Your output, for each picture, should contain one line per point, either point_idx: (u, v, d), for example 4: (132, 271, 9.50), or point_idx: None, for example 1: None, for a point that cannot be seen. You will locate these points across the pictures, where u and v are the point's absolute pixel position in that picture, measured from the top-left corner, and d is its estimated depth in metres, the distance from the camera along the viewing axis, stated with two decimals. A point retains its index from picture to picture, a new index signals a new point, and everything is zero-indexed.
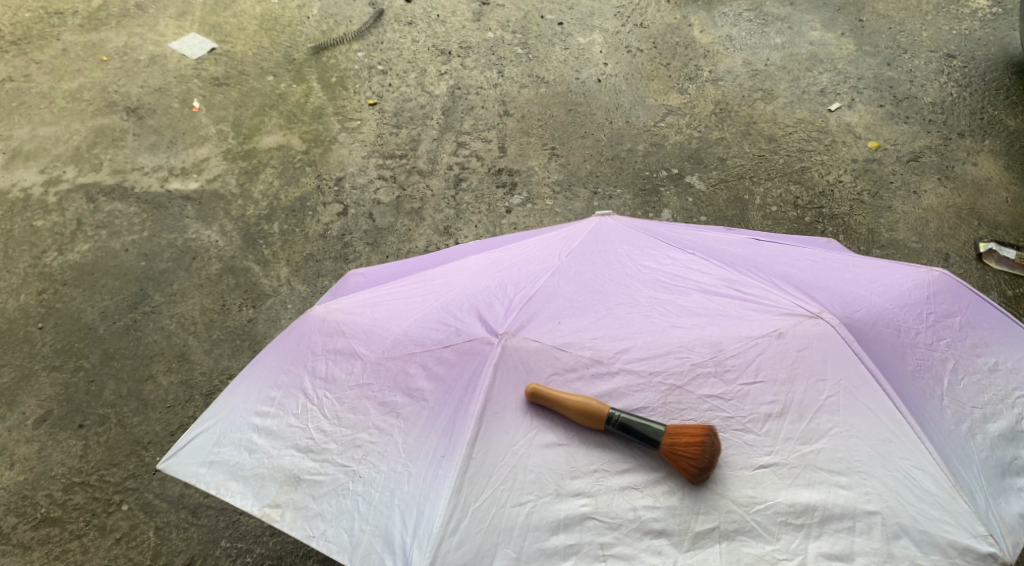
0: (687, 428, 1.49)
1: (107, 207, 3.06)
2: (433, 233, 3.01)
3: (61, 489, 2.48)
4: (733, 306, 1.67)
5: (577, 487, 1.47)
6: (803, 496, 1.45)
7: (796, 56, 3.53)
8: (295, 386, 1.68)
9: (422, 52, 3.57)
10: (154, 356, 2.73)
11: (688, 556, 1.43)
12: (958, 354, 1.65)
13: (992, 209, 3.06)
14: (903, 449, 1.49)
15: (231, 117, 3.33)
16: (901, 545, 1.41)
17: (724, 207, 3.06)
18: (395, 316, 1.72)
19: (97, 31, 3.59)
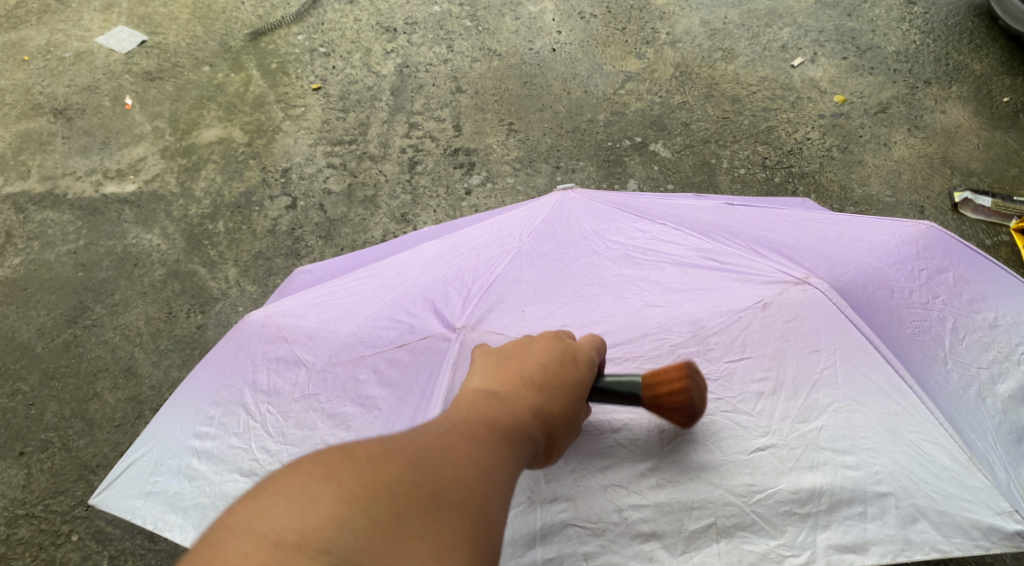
0: (664, 372, 1.36)
1: (38, 217, 2.85)
2: (389, 221, 2.84)
3: (4, 524, 2.31)
4: (711, 279, 1.54)
5: (554, 491, 1.33)
6: (808, 480, 1.33)
7: (755, 13, 3.39)
8: (235, 402, 1.51)
9: (365, 31, 3.37)
10: (98, 373, 2.54)
11: (683, 561, 1.29)
12: (955, 311, 1.54)
13: (965, 156, 2.96)
14: (912, 421, 1.37)
15: (166, 112, 3.11)
16: (918, 529, 1.30)
17: (691, 172, 2.93)
18: (342, 316, 1.56)
19: (16, 30, 3.35)
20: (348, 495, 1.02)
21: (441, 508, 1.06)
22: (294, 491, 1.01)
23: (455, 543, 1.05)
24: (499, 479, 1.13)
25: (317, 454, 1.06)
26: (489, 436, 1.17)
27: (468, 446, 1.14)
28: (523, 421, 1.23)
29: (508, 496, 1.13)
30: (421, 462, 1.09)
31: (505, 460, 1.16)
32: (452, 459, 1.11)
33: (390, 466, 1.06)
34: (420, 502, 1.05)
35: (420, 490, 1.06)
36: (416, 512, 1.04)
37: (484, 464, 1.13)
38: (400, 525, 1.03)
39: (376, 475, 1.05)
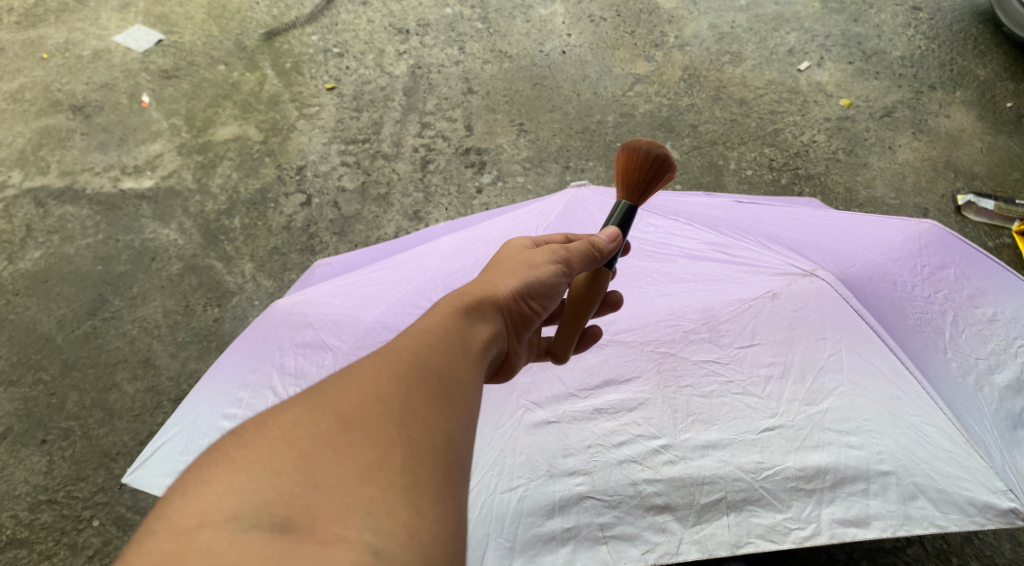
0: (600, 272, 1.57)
1: (58, 211, 2.91)
2: (402, 218, 2.91)
3: (27, 509, 2.37)
4: (724, 270, 1.68)
5: (571, 467, 1.61)
6: (813, 459, 1.56)
7: (762, 17, 3.45)
8: (264, 384, 1.63)
9: (378, 32, 3.43)
10: (117, 364, 2.60)
11: (694, 531, 1.58)
12: (956, 305, 1.63)
13: (968, 160, 3.02)
14: (913, 406, 1.54)
15: (183, 110, 3.18)
16: (917, 505, 1.52)
17: (698, 173, 2.99)
18: (367, 304, 1.66)
19: (35, 28, 3.41)
20: (247, 465, 1.16)
21: (349, 434, 1.20)
22: (193, 486, 1.14)
23: (376, 454, 1.19)
24: (402, 385, 1.26)
25: (210, 446, 1.19)
26: (386, 355, 1.30)
27: (364, 373, 1.26)
28: (431, 323, 1.37)
29: (420, 393, 1.26)
30: (319, 405, 1.22)
31: (408, 368, 1.28)
32: (349, 393, 1.23)
33: (287, 420, 1.20)
34: (325, 440, 1.19)
35: (324, 427, 1.20)
36: (322, 449, 1.18)
37: (385, 380, 1.26)
38: (311, 464, 1.17)
39: (269, 436, 1.18)
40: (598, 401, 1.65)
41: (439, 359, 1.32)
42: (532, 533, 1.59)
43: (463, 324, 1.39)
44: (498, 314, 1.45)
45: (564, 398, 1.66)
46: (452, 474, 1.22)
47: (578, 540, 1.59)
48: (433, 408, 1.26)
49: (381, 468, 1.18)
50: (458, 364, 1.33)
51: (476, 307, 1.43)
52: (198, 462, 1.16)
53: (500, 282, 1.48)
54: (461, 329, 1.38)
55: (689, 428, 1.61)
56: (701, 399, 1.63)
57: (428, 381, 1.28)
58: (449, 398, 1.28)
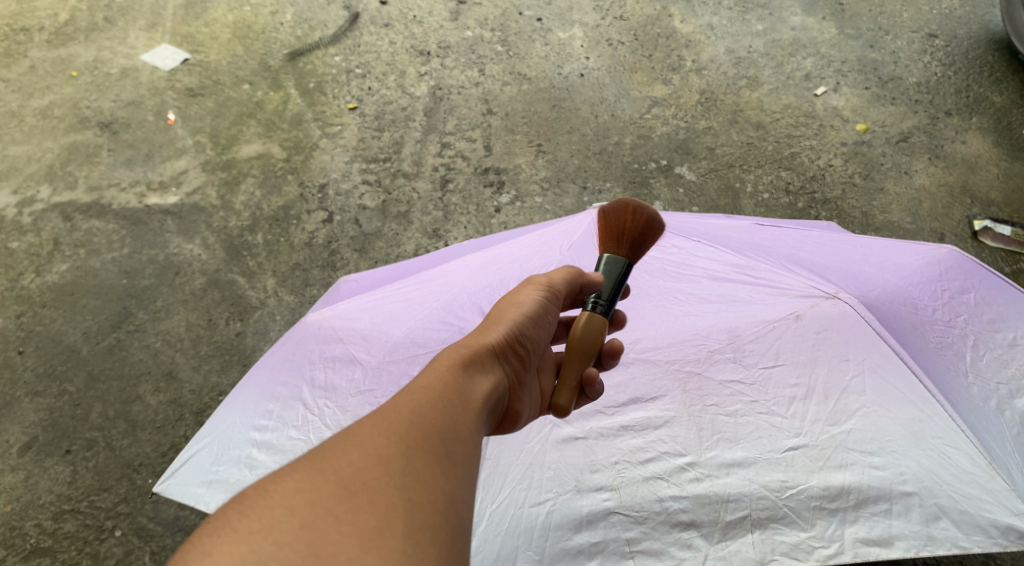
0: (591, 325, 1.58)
1: (85, 225, 2.96)
2: (422, 236, 2.95)
3: (50, 518, 2.40)
4: (748, 292, 1.68)
5: (598, 482, 1.67)
6: (837, 478, 1.62)
7: (778, 43, 3.49)
8: (294, 397, 1.67)
9: (400, 53, 3.50)
10: (141, 376, 2.64)
11: (719, 548, 1.62)
12: (976, 329, 1.62)
13: (984, 186, 3.04)
14: (936, 428, 1.56)
15: (208, 127, 3.24)
16: (940, 526, 1.57)
17: (715, 196, 3.02)
18: (395, 319, 1.70)
19: (65, 46, 3.49)
20: (247, 535, 1.14)
21: (349, 501, 1.18)
22: (196, 555, 1.13)
23: (378, 521, 1.18)
24: (403, 446, 1.25)
25: (210, 515, 1.17)
26: (385, 415, 1.29)
27: (368, 432, 1.25)
28: (431, 379, 1.36)
29: (421, 455, 1.25)
30: (319, 471, 1.21)
31: (409, 428, 1.27)
32: (349, 457, 1.22)
33: (287, 487, 1.19)
34: (326, 507, 1.17)
35: (324, 494, 1.19)
36: (323, 517, 1.17)
37: (387, 442, 1.25)
38: (312, 534, 1.15)
39: (269, 507, 1.17)
40: (625, 418, 1.72)
41: (441, 417, 1.31)
42: (561, 546, 1.64)
43: (462, 377, 1.38)
44: (495, 360, 1.46)
45: (592, 415, 1.72)
46: (456, 538, 1.21)
47: (605, 554, 1.64)
48: (435, 469, 1.25)
49: (383, 535, 1.17)
50: (460, 421, 1.32)
51: (474, 357, 1.43)
52: (199, 534, 1.15)
53: (492, 328, 1.50)
54: (460, 382, 1.38)
55: (713, 447, 1.67)
56: (726, 418, 1.68)
57: (429, 442, 1.27)
58: (451, 457, 1.27)
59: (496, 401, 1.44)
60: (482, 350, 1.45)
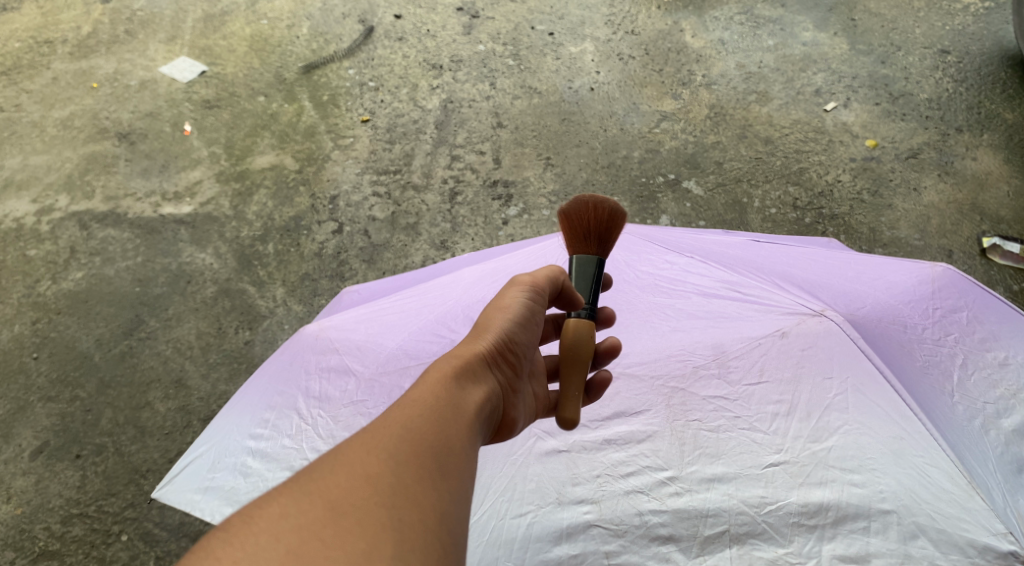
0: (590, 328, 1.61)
1: (100, 234, 3.02)
2: (429, 248, 2.98)
3: (59, 522, 2.44)
4: (735, 309, 1.73)
5: (579, 495, 1.64)
6: (816, 495, 1.57)
7: (789, 58, 3.50)
8: (289, 406, 1.69)
9: (413, 67, 3.54)
10: (151, 383, 2.69)
11: (696, 563, 1.58)
12: (966, 348, 1.65)
13: (994, 204, 3.02)
14: (915, 446, 1.56)
15: (223, 138, 3.30)
16: (917, 544, 1.52)
17: (722, 210, 3.03)
18: (390, 331, 1.72)
19: (87, 58, 3.57)
20: (232, 564, 1.15)
21: (337, 524, 1.19)
22: None
23: (366, 544, 1.19)
24: (392, 464, 1.27)
25: (194, 546, 1.18)
26: (374, 432, 1.30)
27: (357, 452, 1.27)
28: (422, 393, 1.38)
29: (411, 472, 1.27)
30: (305, 494, 1.22)
31: (397, 444, 1.29)
32: (337, 478, 1.24)
33: (272, 512, 1.19)
34: (313, 531, 1.18)
35: (311, 518, 1.19)
36: (309, 542, 1.17)
37: (376, 460, 1.27)
38: (299, 560, 1.15)
39: (254, 533, 1.17)
40: (608, 431, 1.69)
41: (432, 432, 1.33)
42: (539, 559, 1.61)
43: (455, 388, 1.40)
44: (487, 371, 1.47)
45: (576, 428, 1.71)
46: (447, 555, 1.22)
47: None
48: (426, 486, 1.27)
49: (372, 558, 1.18)
50: (453, 433, 1.34)
51: (467, 368, 1.45)
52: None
53: (484, 338, 1.50)
54: (453, 393, 1.39)
55: (695, 461, 1.64)
56: (708, 433, 1.65)
57: (420, 458, 1.29)
58: (442, 473, 1.29)
59: (491, 410, 1.46)
60: (477, 362, 1.46)
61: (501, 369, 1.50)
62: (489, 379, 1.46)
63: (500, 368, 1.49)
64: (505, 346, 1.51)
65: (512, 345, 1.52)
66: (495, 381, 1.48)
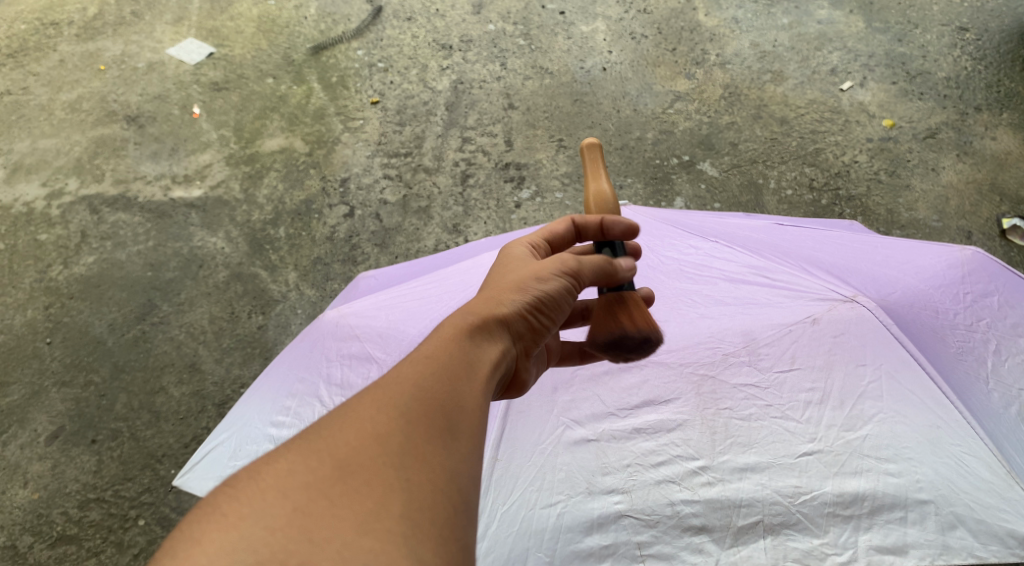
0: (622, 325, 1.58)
1: (111, 218, 3.00)
2: (441, 231, 2.95)
3: (76, 506, 2.44)
4: (764, 295, 1.70)
5: (610, 485, 1.64)
6: (851, 484, 1.60)
7: (804, 36, 3.44)
8: (311, 394, 1.69)
9: (422, 47, 3.50)
10: (165, 367, 2.68)
11: (730, 553, 1.61)
12: (1000, 334, 1.65)
13: (1014, 184, 2.98)
14: (953, 435, 1.59)
15: (232, 121, 3.27)
16: (956, 535, 1.58)
17: (738, 192, 2.99)
18: (411, 318, 1.70)
19: (93, 40, 3.53)
20: (239, 521, 1.14)
21: (345, 483, 1.18)
22: (187, 544, 1.14)
23: (375, 504, 1.18)
24: (402, 422, 1.24)
25: (199, 501, 1.18)
26: (385, 387, 1.28)
27: (367, 408, 1.25)
28: (436, 347, 1.33)
29: (422, 431, 1.24)
30: (314, 451, 1.21)
31: (408, 402, 1.26)
32: (346, 436, 1.22)
33: (280, 470, 1.18)
34: (321, 490, 1.17)
35: (320, 476, 1.19)
36: (317, 501, 1.16)
37: (386, 417, 1.24)
38: (305, 519, 1.15)
39: (260, 490, 1.17)
40: (637, 420, 1.67)
41: (443, 389, 1.29)
42: (571, 549, 1.63)
43: (470, 345, 1.35)
44: (504, 330, 1.41)
45: (604, 416, 1.67)
46: (458, 517, 1.21)
47: (615, 558, 1.63)
48: (436, 445, 1.24)
49: (379, 518, 1.17)
50: (465, 390, 1.30)
51: (484, 325, 1.39)
52: (189, 520, 1.15)
53: (503, 296, 1.44)
54: (467, 350, 1.35)
55: (727, 451, 1.63)
56: (740, 422, 1.64)
57: (432, 417, 1.26)
58: (454, 432, 1.26)
59: (504, 372, 1.40)
60: (495, 320, 1.40)
61: (519, 332, 1.43)
62: (504, 339, 1.40)
63: (518, 330, 1.43)
64: (525, 309, 1.44)
65: (533, 307, 1.45)
66: (512, 343, 1.42)
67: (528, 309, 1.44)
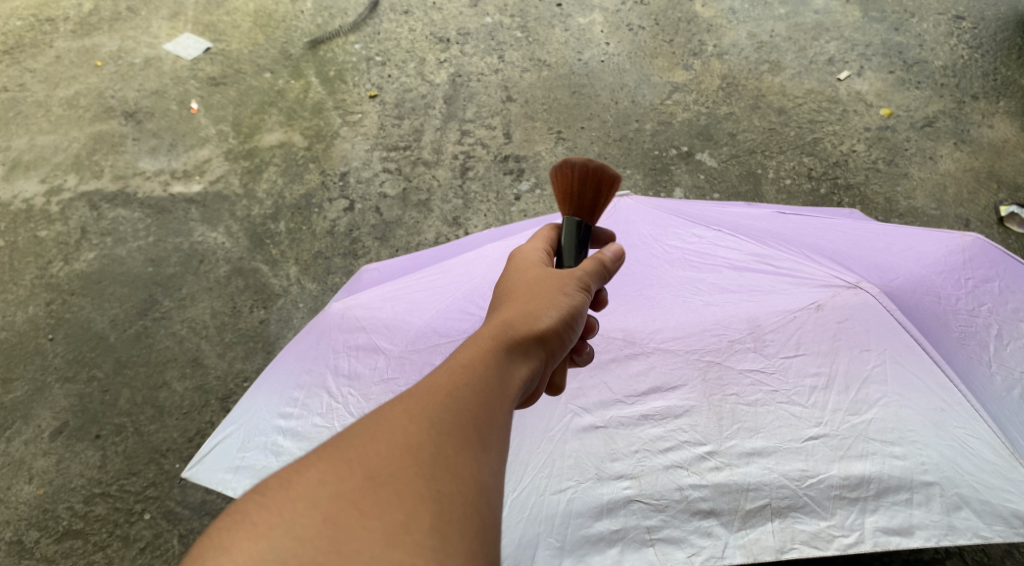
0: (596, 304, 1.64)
1: (111, 214, 3.00)
2: (442, 224, 2.96)
3: (82, 501, 2.45)
4: (768, 282, 1.72)
5: (618, 470, 1.67)
6: (857, 468, 1.61)
7: (801, 26, 3.45)
8: (318, 385, 1.72)
9: (420, 41, 3.50)
10: (167, 362, 2.68)
11: (739, 536, 1.63)
12: (1000, 319, 1.68)
13: (1011, 171, 3.00)
14: (957, 418, 1.60)
15: (230, 116, 3.27)
16: (961, 516, 1.59)
17: (737, 182, 3.00)
18: (417, 309, 1.73)
19: (89, 36, 3.53)
20: (268, 530, 1.14)
21: (374, 493, 1.18)
22: (218, 551, 1.14)
23: (404, 516, 1.17)
24: (434, 433, 1.24)
25: (229, 508, 1.17)
26: (417, 398, 1.28)
27: (400, 419, 1.25)
28: (471, 359, 1.34)
29: (452, 443, 1.24)
30: (344, 461, 1.21)
31: (441, 413, 1.26)
32: (376, 446, 1.22)
33: (311, 479, 1.19)
34: (351, 501, 1.17)
35: (349, 486, 1.18)
36: (346, 512, 1.16)
37: (417, 428, 1.24)
38: (334, 529, 1.15)
39: (290, 500, 1.17)
40: (645, 407, 1.70)
41: (476, 402, 1.30)
42: (581, 534, 1.65)
43: (505, 361, 1.36)
44: (539, 347, 1.42)
45: (612, 403, 1.70)
46: (485, 530, 1.20)
47: (625, 542, 1.65)
48: (466, 457, 1.24)
49: (408, 530, 1.16)
50: (497, 405, 1.31)
51: (520, 341, 1.40)
52: (219, 528, 1.15)
53: (536, 310, 1.45)
54: (502, 364, 1.35)
55: (734, 436, 1.66)
56: (746, 408, 1.67)
57: (463, 429, 1.26)
58: (484, 446, 1.26)
59: (530, 389, 1.41)
60: (531, 336, 1.41)
61: (550, 351, 1.44)
62: (538, 357, 1.41)
63: (550, 349, 1.43)
64: (558, 324, 1.45)
65: (564, 324, 1.46)
66: (544, 361, 1.42)
67: (558, 325, 1.45)
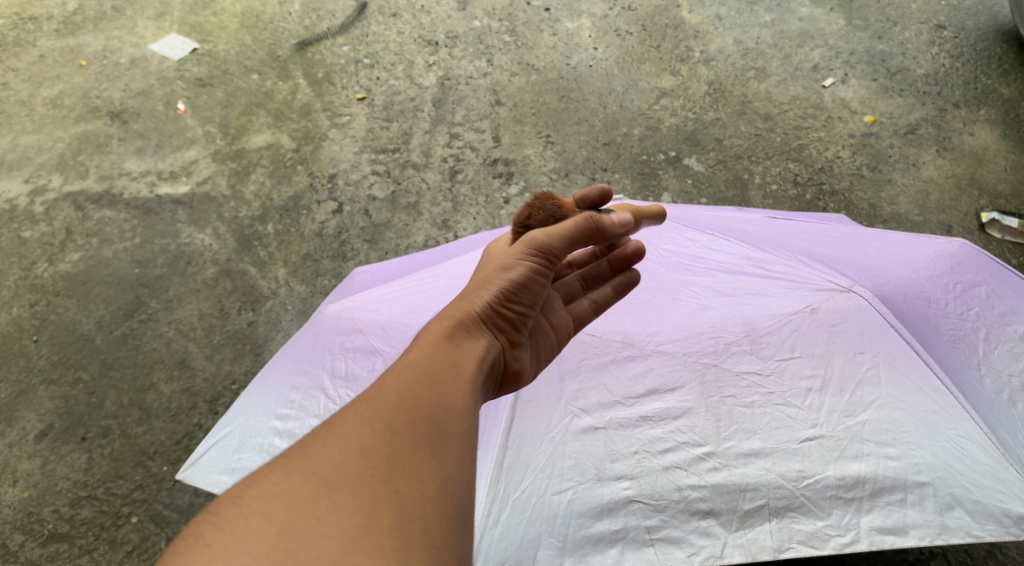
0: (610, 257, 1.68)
1: (96, 215, 2.98)
2: (431, 227, 2.97)
3: (67, 504, 2.43)
4: (764, 285, 1.75)
5: (618, 471, 1.69)
6: (852, 468, 1.65)
7: (786, 33, 3.49)
8: (315, 387, 1.73)
9: (408, 43, 3.50)
10: (155, 364, 2.66)
11: (738, 536, 1.66)
12: (988, 323, 1.71)
13: (992, 178, 3.05)
14: (949, 420, 1.65)
15: (217, 117, 3.25)
16: (954, 516, 1.63)
17: (723, 187, 3.03)
18: (414, 311, 1.74)
19: (74, 36, 3.50)
20: (223, 549, 1.17)
21: (329, 500, 1.21)
22: None
23: (361, 518, 1.20)
24: (386, 434, 1.28)
25: (185, 532, 1.20)
26: (366, 402, 1.31)
27: (350, 423, 1.28)
28: (415, 357, 1.39)
29: (407, 442, 1.28)
30: (297, 472, 1.23)
31: (391, 414, 1.30)
32: (328, 453, 1.25)
33: (263, 492, 1.21)
34: (306, 509, 1.20)
35: (304, 495, 1.21)
36: (302, 521, 1.19)
37: (368, 432, 1.27)
38: (291, 540, 1.18)
39: (244, 516, 1.19)
40: (643, 408, 1.72)
41: (426, 396, 1.33)
42: (582, 534, 1.67)
43: (448, 349, 1.41)
44: (481, 327, 1.47)
45: (610, 405, 1.72)
46: (449, 522, 1.24)
47: (625, 542, 1.67)
48: (423, 452, 1.28)
49: (368, 533, 1.20)
50: (450, 393, 1.35)
51: (460, 328, 1.45)
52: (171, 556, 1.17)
53: (477, 295, 1.50)
54: (447, 354, 1.40)
55: (732, 437, 1.69)
56: (744, 409, 1.70)
57: (415, 425, 1.29)
58: (439, 439, 1.30)
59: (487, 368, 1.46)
60: (467, 319, 1.47)
61: (495, 327, 1.50)
62: (482, 337, 1.46)
63: (491, 324, 1.49)
64: (503, 305, 1.50)
65: (506, 300, 1.51)
66: (491, 339, 1.48)
67: (502, 302, 1.50)
